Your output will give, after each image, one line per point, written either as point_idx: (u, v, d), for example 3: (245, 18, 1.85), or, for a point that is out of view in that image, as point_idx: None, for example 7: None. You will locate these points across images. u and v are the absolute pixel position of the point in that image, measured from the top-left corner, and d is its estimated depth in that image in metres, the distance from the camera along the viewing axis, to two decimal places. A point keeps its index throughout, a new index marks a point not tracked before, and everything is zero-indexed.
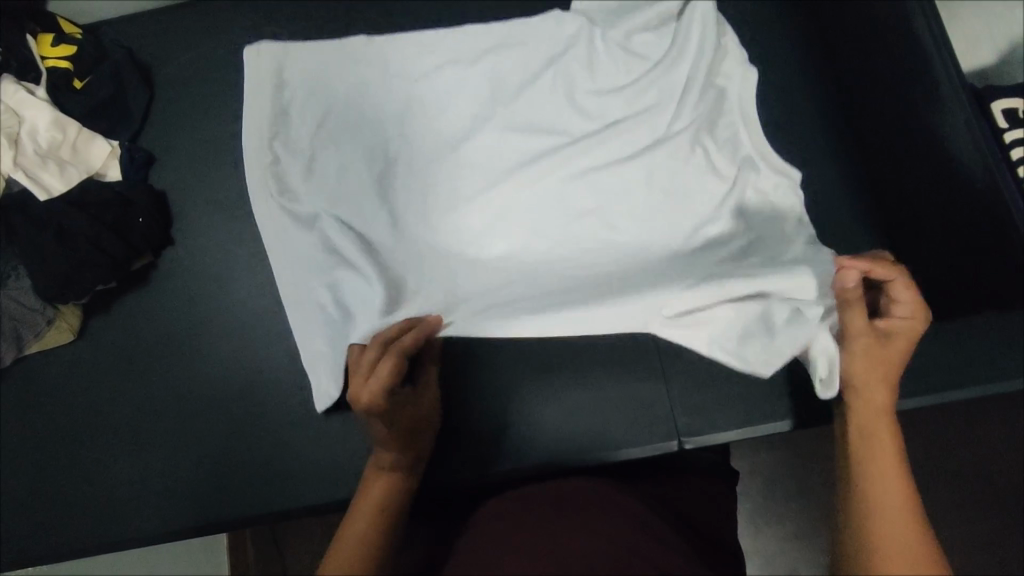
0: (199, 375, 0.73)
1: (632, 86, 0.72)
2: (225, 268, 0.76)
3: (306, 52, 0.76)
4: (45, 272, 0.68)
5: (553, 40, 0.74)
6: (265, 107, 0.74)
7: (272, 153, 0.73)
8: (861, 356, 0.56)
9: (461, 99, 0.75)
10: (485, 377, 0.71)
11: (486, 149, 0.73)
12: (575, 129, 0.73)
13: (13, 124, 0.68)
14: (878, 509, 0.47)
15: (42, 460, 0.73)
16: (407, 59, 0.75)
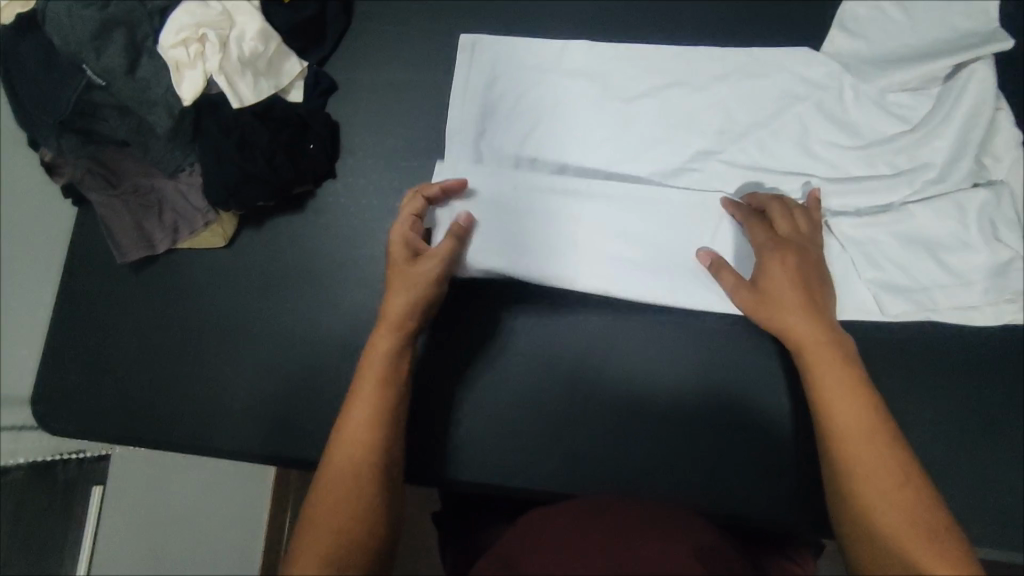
0: (332, 311, 0.74)
1: (883, 144, 0.69)
2: (380, 213, 0.76)
3: (519, 41, 0.75)
4: (219, 178, 0.70)
5: (794, 81, 0.71)
6: (476, 86, 0.74)
7: (476, 130, 0.73)
8: (805, 337, 0.59)
9: (695, 121, 0.72)
10: (612, 397, 0.68)
11: (707, 174, 0.71)
12: (802, 172, 0.70)
13: (226, 27, 0.69)
14: (874, 528, 0.51)
15: (167, 351, 0.75)
16: (633, 66, 0.73)
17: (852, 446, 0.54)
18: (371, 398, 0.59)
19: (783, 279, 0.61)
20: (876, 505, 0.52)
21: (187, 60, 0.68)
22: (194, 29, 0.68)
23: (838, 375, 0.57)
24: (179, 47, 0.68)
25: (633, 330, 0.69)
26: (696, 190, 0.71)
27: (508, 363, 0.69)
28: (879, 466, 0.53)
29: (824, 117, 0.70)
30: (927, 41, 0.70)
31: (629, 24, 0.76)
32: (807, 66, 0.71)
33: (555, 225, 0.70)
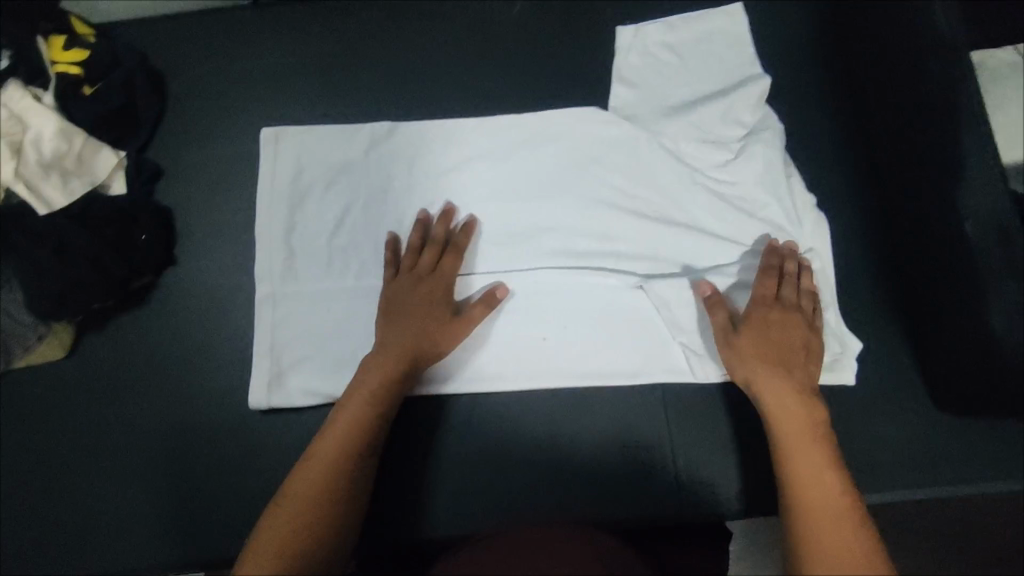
0: (194, 401, 0.71)
1: (671, 182, 0.72)
2: (228, 292, 0.73)
3: (318, 138, 0.75)
4: (38, 289, 0.66)
5: (586, 131, 0.74)
6: (279, 191, 0.74)
7: (281, 237, 0.73)
8: (770, 381, 0.61)
9: (502, 194, 0.73)
10: (481, 438, 0.69)
11: (519, 249, 0.72)
12: (600, 223, 0.72)
13: (18, 132, 0.64)
14: (809, 506, 0.54)
15: (22, 480, 0.70)
16: (435, 142, 0.75)
17: (799, 447, 0.57)
18: (304, 498, 0.58)
19: (774, 327, 0.63)
20: (816, 494, 0.55)
21: None
22: None
23: (791, 408, 0.59)
24: None
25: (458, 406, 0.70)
26: (504, 259, 0.71)
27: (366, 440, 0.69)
28: (820, 462, 0.56)
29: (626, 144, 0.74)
30: (712, 52, 0.75)
31: (446, 65, 0.78)
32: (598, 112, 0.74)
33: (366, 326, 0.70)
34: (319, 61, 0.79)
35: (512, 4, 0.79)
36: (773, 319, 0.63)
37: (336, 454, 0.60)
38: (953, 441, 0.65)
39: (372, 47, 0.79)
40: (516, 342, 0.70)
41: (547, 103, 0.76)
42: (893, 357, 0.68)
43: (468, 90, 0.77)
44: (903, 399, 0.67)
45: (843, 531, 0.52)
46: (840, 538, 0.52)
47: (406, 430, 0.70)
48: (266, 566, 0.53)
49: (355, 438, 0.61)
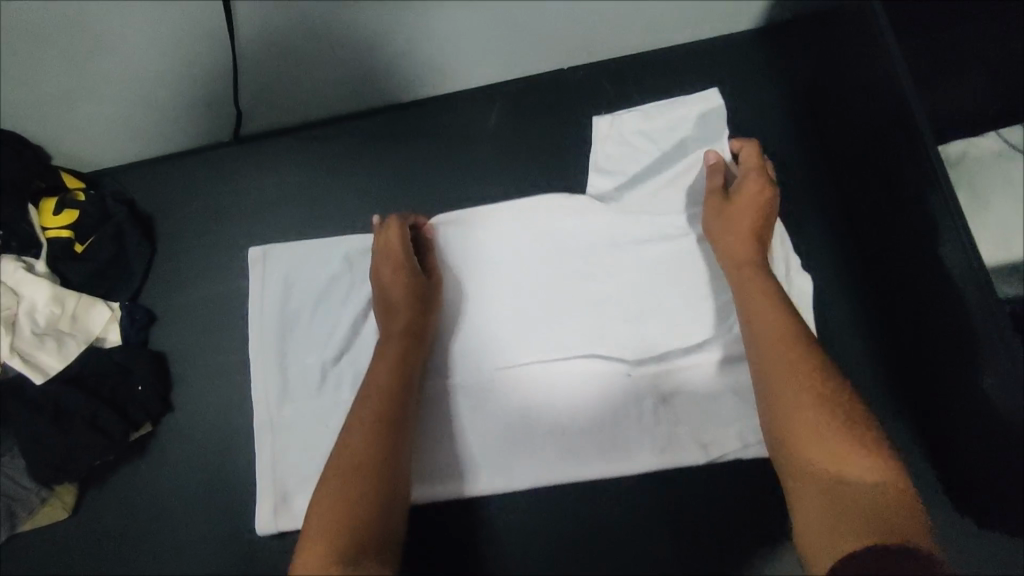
0: (200, 552, 0.71)
1: (660, 275, 0.71)
2: (225, 435, 0.73)
3: (301, 254, 0.75)
4: (39, 457, 0.66)
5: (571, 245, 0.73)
6: (268, 313, 0.73)
7: (273, 361, 0.72)
8: (764, 332, 0.59)
9: (488, 295, 0.72)
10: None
11: (510, 347, 0.71)
12: (593, 322, 0.71)
13: (12, 304, 0.67)
14: (791, 424, 0.54)
15: None
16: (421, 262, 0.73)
17: (772, 361, 0.57)
18: (342, 466, 0.57)
19: (745, 219, 0.66)
20: (791, 399, 0.55)
21: None
22: None
23: (782, 360, 0.57)
24: None
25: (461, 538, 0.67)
26: (498, 365, 0.70)
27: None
28: (790, 374, 0.56)
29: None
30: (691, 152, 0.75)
31: (428, 184, 0.78)
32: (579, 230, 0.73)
33: None
34: (302, 191, 0.79)
35: (484, 119, 0.80)
36: (753, 201, 0.66)
37: (352, 463, 0.58)
38: (980, 548, 0.62)
39: (351, 171, 0.80)
40: (515, 451, 0.68)
41: None
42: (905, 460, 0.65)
43: (450, 208, 0.78)
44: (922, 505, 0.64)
45: (821, 431, 0.52)
46: (816, 437, 0.52)
47: (414, 565, 0.67)
48: (316, 557, 0.51)
49: (382, 404, 0.61)
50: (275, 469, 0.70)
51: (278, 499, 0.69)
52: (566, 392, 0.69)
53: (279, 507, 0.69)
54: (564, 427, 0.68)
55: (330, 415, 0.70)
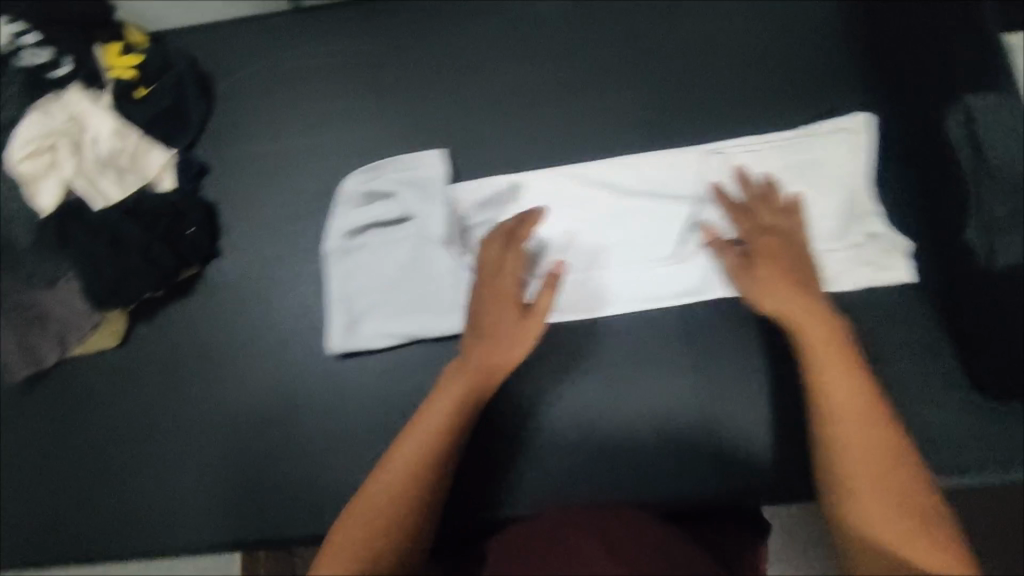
0: (239, 388, 0.73)
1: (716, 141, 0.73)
2: (272, 283, 0.76)
3: (369, 114, 0.79)
4: (95, 279, 0.69)
5: (621, 124, 0.75)
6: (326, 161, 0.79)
7: (344, 198, 0.75)
8: (815, 340, 0.53)
9: (539, 153, 0.76)
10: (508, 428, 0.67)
11: (567, 192, 0.73)
12: (652, 170, 0.72)
13: (78, 133, 0.69)
14: (862, 497, 0.47)
15: (79, 463, 0.74)
16: (475, 129, 0.77)
17: (832, 398, 0.50)
18: (375, 502, 0.52)
19: (772, 275, 0.57)
20: (860, 478, 0.47)
21: (40, 171, 0.67)
22: (44, 138, 0.67)
23: (833, 362, 0.52)
24: (28, 161, 0.66)
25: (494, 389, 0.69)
26: (559, 203, 0.73)
27: (405, 423, 0.69)
28: (852, 396, 0.50)
29: (655, 134, 0.75)
30: (744, 42, 0.76)
31: (482, 59, 0.79)
32: (626, 110, 0.75)
33: (421, 273, 0.72)
34: (358, 58, 0.81)
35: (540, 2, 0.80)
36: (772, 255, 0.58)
37: (424, 456, 0.54)
38: None
39: (408, 41, 0.81)
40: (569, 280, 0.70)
41: (582, 96, 0.77)
42: None
43: (503, 81, 0.78)
44: None
45: (904, 529, 0.45)
46: (879, 557, 0.45)
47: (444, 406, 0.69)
48: None
49: (458, 413, 0.57)
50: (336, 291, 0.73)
51: (335, 319, 0.72)
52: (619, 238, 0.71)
53: (335, 328, 0.72)
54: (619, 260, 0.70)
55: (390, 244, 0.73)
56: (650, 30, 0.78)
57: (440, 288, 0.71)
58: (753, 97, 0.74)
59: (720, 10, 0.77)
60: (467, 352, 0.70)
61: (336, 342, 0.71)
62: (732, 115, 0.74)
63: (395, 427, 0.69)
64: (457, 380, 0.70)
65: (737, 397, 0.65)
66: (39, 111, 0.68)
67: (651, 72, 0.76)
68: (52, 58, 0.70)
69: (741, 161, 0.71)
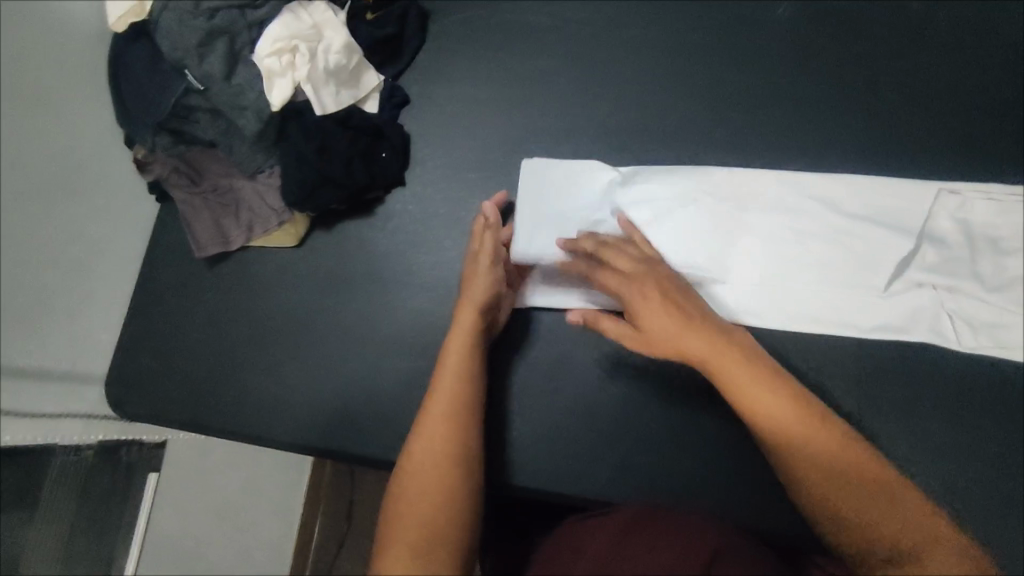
0: (394, 313, 0.75)
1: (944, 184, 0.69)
2: (446, 222, 0.77)
3: (573, 80, 0.79)
4: (297, 179, 0.73)
5: (832, 147, 0.72)
6: (521, 118, 0.79)
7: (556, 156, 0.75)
8: (707, 352, 0.53)
9: (742, 157, 0.73)
10: (650, 421, 0.67)
11: (777, 196, 0.70)
12: (872, 198, 0.69)
13: (316, 40, 0.73)
14: (843, 500, 0.48)
15: (233, 344, 0.78)
16: (677, 117, 0.76)
17: (755, 405, 0.51)
18: (429, 456, 0.56)
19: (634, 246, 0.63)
20: (819, 479, 0.49)
21: (278, 69, 0.71)
22: (287, 40, 0.71)
23: (746, 370, 0.52)
24: (272, 57, 0.71)
25: (646, 379, 0.68)
26: (772, 206, 0.70)
27: (548, 389, 0.70)
28: (764, 391, 0.51)
29: (867, 164, 0.71)
30: (979, 93, 0.72)
31: (699, 49, 0.77)
32: (841, 134, 0.72)
33: None
34: (573, 25, 0.81)
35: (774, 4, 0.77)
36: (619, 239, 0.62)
37: (448, 412, 0.59)
38: None
39: (627, 17, 0.80)
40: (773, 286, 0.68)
41: (798, 108, 0.74)
42: None
43: (717, 76, 0.76)
44: None
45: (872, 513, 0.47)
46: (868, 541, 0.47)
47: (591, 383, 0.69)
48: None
49: (461, 370, 0.62)
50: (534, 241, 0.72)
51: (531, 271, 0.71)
52: (834, 256, 0.68)
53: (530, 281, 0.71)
54: (824, 277, 0.68)
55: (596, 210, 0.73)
56: (886, 56, 0.74)
57: None
58: (983, 153, 0.70)
59: (965, 54, 0.73)
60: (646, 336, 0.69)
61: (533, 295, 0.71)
62: (957, 165, 0.70)
63: (537, 390, 0.70)
64: (610, 360, 0.69)
65: (894, 453, 0.63)
66: (289, 14, 0.73)
67: (878, 101, 0.73)
68: None
69: (972, 204, 0.67)
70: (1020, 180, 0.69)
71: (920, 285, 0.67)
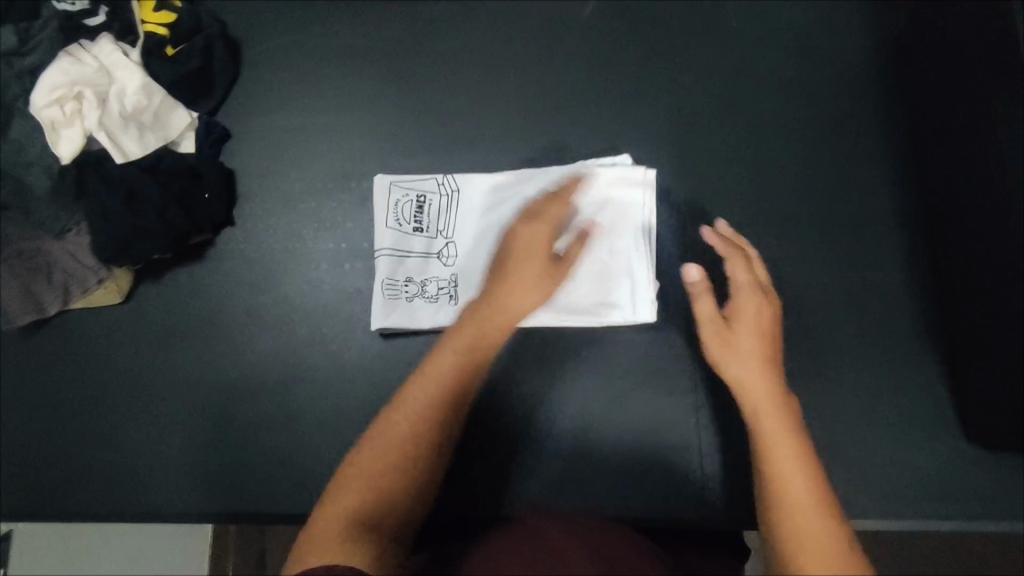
0: (237, 358, 0.72)
1: (748, 163, 0.73)
2: (282, 257, 0.74)
3: (396, 97, 0.78)
4: (107, 234, 0.68)
5: (647, 139, 0.75)
6: (349, 141, 0.77)
7: (252, 202, 0.76)
8: (748, 372, 0.52)
9: (570, 158, 0.74)
10: (508, 429, 0.68)
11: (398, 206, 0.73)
12: (683, 186, 0.73)
13: (104, 84, 0.68)
14: (806, 535, 0.40)
15: (63, 417, 0.72)
16: (501, 124, 0.76)
17: (772, 426, 0.47)
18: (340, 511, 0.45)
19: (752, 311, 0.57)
20: (800, 512, 0.42)
21: (63, 119, 0.66)
22: (69, 86, 0.66)
23: (761, 393, 0.50)
24: (53, 107, 0.66)
25: (498, 388, 0.69)
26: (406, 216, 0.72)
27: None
28: (784, 422, 0.47)
29: (681, 150, 0.74)
30: (774, 73, 0.76)
31: (516, 54, 0.78)
32: (655, 125, 0.75)
33: (286, 282, 0.74)
34: (389, 40, 0.79)
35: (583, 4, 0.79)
36: (759, 308, 0.58)
37: (396, 443, 0.49)
38: (986, 476, 0.64)
39: (442, 29, 0.79)
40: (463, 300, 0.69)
41: (613, 104, 0.76)
42: (927, 383, 0.67)
43: (535, 79, 0.77)
44: (937, 431, 0.65)
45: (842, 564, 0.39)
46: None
47: None
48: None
49: (436, 405, 0.51)
50: (267, 297, 0.73)
51: (257, 328, 0.73)
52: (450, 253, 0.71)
53: (262, 336, 0.72)
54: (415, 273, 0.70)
55: (248, 248, 0.75)
56: (690, 43, 0.77)
57: (286, 295, 0.73)
58: (785, 129, 0.74)
59: (761, 35, 0.77)
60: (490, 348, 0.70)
61: (266, 352, 0.72)
62: (763, 140, 0.74)
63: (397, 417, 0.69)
64: None
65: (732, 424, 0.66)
66: (68, 57, 0.67)
67: (688, 88, 0.76)
68: (88, 8, 0.71)
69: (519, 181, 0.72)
70: (820, 148, 0.73)
71: None
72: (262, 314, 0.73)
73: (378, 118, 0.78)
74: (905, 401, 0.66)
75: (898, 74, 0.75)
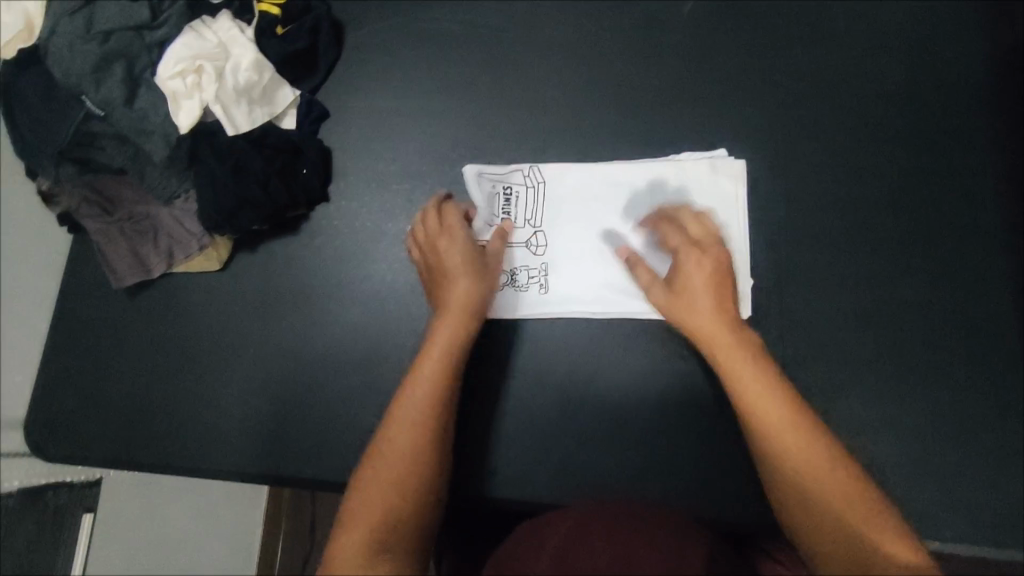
0: (324, 330, 0.74)
1: (847, 168, 0.72)
2: (371, 235, 0.76)
3: (492, 85, 0.79)
4: (213, 202, 0.71)
5: (743, 139, 0.74)
6: (443, 126, 0.79)
7: (347, 179, 0.78)
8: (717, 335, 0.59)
9: (660, 153, 0.74)
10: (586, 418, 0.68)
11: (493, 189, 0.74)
12: (778, 187, 0.72)
13: (222, 58, 0.71)
14: (814, 500, 0.50)
15: (160, 374, 0.75)
16: (596, 116, 0.76)
17: (757, 399, 0.54)
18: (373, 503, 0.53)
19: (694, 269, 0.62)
20: (806, 480, 0.50)
21: (184, 90, 0.70)
22: (191, 60, 0.70)
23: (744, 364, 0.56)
24: (176, 79, 0.69)
25: (577, 377, 0.69)
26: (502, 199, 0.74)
27: (489, 399, 0.69)
28: (767, 391, 0.54)
29: (777, 152, 0.73)
30: (879, 79, 0.74)
31: (613, 48, 0.78)
32: (752, 125, 0.74)
33: (375, 259, 0.76)
34: (487, 29, 0.81)
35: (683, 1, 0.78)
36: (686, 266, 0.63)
37: (410, 431, 0.56)
38: None
39: (540, 20, 0.80)
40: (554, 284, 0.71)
41: (709, 102, 0.75)
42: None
43: (631, 73, 0.77)
44: None
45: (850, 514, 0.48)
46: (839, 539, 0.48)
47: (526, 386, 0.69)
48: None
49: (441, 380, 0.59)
50: (355, 272, 0.76)
51: (345, 302, 0.75)
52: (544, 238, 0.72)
53: (350, 311, 0.75)
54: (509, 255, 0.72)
55: (341, 223, 0.77)
56: (792, 44, 0.76)
57: (375, 271, 0.75)
58: (887, 136, 0.72)
59: (867, 39, 0.75)
60: (573, 337, 0.70)
61: (353, 326, 0.74)
62: (864, 146, 0.72)
63: (479, 400, 0.70)
64: (542, 363, 0.70)
65: None
66: (191, 33, 0.71)
67: (788, 89, 0.75)
68: None
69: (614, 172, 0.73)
70: (924, 157, 0.71)
71: (836, 267, 0.69)
72: (350, 288, 0.75)
73: (473, 104, 0.79)
74: (1002, 422, 0.64)
75: (1009, 86, 0.72)
